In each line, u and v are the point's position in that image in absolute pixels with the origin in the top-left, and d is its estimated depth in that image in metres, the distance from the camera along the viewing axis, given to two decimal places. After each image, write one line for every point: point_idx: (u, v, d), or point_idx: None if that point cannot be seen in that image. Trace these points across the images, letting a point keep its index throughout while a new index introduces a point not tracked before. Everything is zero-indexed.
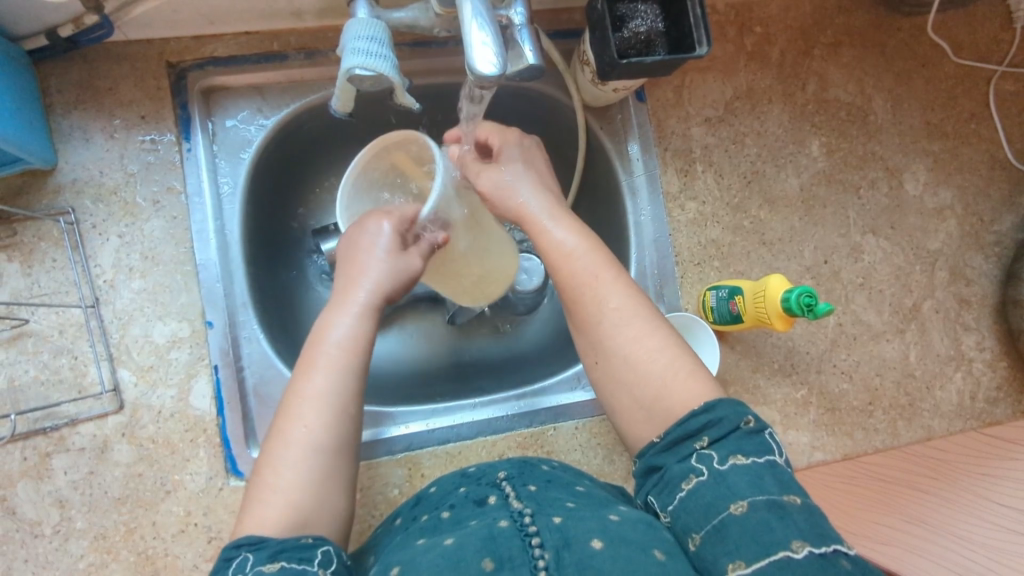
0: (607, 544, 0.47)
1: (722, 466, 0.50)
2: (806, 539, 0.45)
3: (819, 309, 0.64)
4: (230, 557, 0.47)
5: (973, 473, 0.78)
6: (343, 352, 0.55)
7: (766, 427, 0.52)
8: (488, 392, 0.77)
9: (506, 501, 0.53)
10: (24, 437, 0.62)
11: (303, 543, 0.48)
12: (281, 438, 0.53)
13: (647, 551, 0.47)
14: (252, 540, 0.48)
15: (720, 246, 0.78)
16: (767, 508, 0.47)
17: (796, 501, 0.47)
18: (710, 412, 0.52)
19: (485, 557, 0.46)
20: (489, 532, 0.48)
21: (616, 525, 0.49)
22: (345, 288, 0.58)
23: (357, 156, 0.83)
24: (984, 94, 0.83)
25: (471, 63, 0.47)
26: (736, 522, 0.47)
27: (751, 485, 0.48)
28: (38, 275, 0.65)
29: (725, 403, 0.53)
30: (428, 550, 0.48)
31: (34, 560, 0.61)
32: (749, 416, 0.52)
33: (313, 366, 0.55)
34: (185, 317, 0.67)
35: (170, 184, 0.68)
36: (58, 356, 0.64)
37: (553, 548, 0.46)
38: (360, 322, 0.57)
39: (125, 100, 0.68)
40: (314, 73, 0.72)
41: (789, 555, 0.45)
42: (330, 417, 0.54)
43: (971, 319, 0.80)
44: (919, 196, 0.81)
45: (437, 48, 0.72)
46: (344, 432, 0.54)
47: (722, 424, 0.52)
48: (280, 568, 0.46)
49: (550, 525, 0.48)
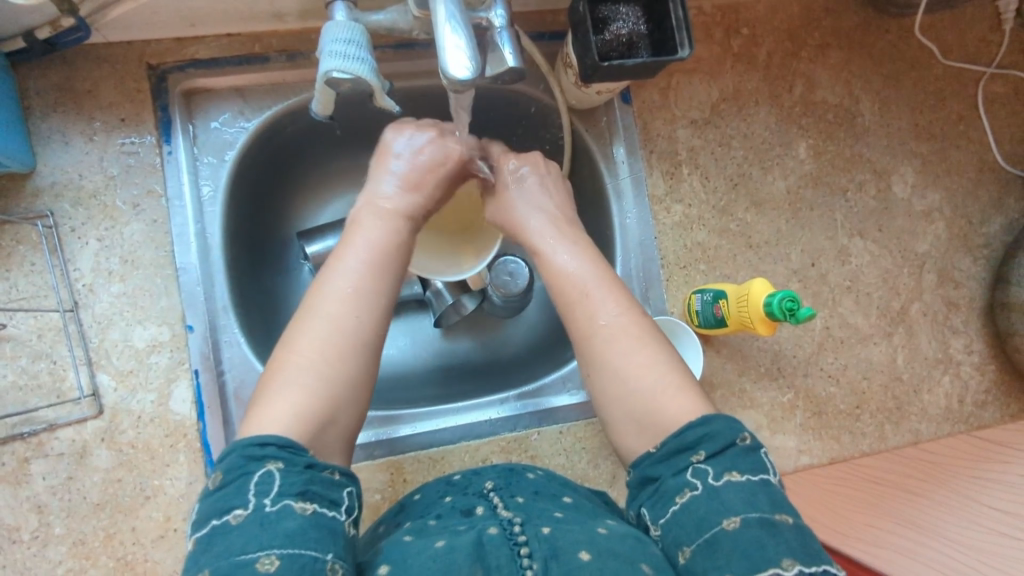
0: (595, 556, 0.46)
1: (717, 481, 0.49)
2: (796, 557, 0.45)
3: (801, 313, 0.64)
4: (255, 466, 0.46)
5: (965, 475, 0.78)
6: (376, 248, 0.59)
7: (761, 445, 0.52)
8: (473, 396, 0.76)
9: (493, 511, 0.53)
10: (2, 442, 0.62)
11: (330, 478, 0.48)
12: (306, 320, 0.54)
13: (632, 564, 0.47)
14: (283, 447, 0.47)
15: (706, 249, 0.77)
16: (759, 526, 0.47)
17: (788, 521, 0.47)
18: (705, 426, 0.52)
19: (475, 565, 0.45)
20: (477, 540, 0.48)
21: (604, 538, 0.49)
22: (375, 199, 0.62)
23: (341, 158, 0.83)
24: (972, 96, 0.82)
25: (444, 68, 0.46)
26: (727, 537, 0.47)
27: (744, 502, 0.48)
28: (17, 279, 0.64)
29: (721, 419, 0.52)
30: (420, 550, 0.48)
31: (12, 566, 0.60)
32: (744, 433, 0.52)
33: (345, 258, 0.58)
34: (165, 320, 0.66)
35: (150, 187, 0.68)
36: (36, 360, 0.64)
37: (541, 558, 0.46)
38: (393, 230, 0.60)
39: (104, 103, 0.67)
40: (296, 75, 0.71)
41: (779, 572, 0.44)
42: (360, 302, 0.55)
43: (959, 322, 0.79)
44: (907, 198, 0.81)
45: (420, 50, 0.72)
46: (358, 331, 0.54)
47: (717, 439, 0.51)
48: (313, 511, 0.45)
49: (538, 536, 0.48)
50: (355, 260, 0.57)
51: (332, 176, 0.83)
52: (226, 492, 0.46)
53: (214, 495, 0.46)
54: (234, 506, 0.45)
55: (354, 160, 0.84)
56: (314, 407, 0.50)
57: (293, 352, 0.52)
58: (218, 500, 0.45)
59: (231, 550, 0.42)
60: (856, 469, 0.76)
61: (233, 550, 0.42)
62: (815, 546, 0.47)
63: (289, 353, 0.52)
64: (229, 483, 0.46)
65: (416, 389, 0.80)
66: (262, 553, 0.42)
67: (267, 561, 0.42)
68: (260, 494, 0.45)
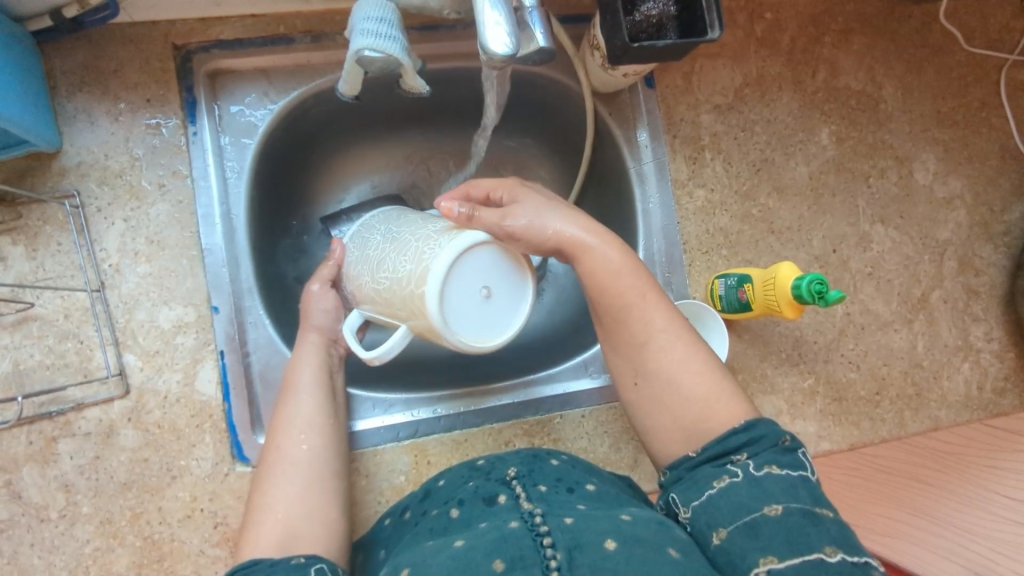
0: (621, 544, 0.46)
1: (758, 472, 0.50)
2: (839, 546, 0.46)
3: (830, 295, 0.64)
4: None
5: (980, 464, 0.76)
6: (318, 378, 0.63)
7: (802, 447, 0.53)
8: (494, 379, 0.77)
9: (517, 500, 0.52)
10: (30, 421, 0.62)
11: (295, 563, 0.50)
12: (270, 468, 0.59)
13: (661, 549, 0.47)
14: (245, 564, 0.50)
15: (728, 234, 0.77)
16: (800, 515, 0.47)
17: (829, 514, 0.48)
18: (748, 433, 0.53)
19: (496, 558, 0.45)
20: (501, 533, 0.47)
21: (630, 524, 0.49)
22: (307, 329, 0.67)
23: (361, 140, 0.83)
24: (995, 83, 0.82)
25: (483, 44, 0.48)
26: (768, 522, 0.47)
27: (785, 492, 0.49)
28: (43, 258, 0.64)
29: (762, 424, 0.54)
30: (440, 550, 0.47)
31: (41, 544, 0.61)
32: (786, 435, 0.53)
33: (292, 398, 0.62)
34: (191, 302, 0.66)
35: (175, 168, 0.67)
36: (63, 340, 0.64)
37: (566, 548, 0.45)
38: (323, 367, 0.64)
39: (130, 83, 0.67)
40: (321, 57, 0.71)
41: (822, 557, 0.45)
42: (307, 432, 0.61)
43: (979, 310, 0.80)
44: (928, 185, 0.81)
45: (446, 32, 0.71)
46: (328, 456, 0.60)
47: (759, 442, 0.53)
48: None
49: (561, 525, 0.47)
50: (301, 407, 0.61)
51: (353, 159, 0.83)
52: None
53: None
54: None
55: (373, 144, 0.84)
56: (310, 531, 0.56)
57: (270, 495, 0.57)
58: None
59: None
60: (865, 458, 0.76)
61: None
62: (856, 540, 0.47)
63: (266, 492, 0.57)
64: None
65: (439, 371, 0.80)
66: None
67: None
68: None
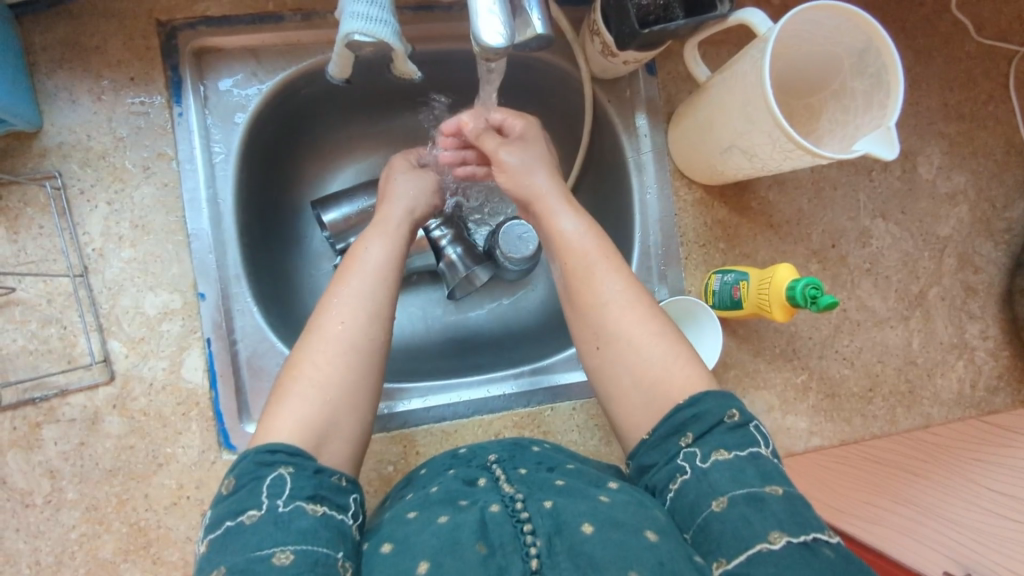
0: (597, 528, 0.46)
1: (705, 462, 0.50)
2: (784, 529, 0.45)
3: (823, 300, 0.62)
4: (265, 471, 0.48)
5: (965, 458, 0.73)
6: (367, 288, 0.58)
7: (752, 418, 0.52)
8: (487, 369, 0.76)
9: (496, 484, 0.52)
10: (13, 407, 0.61)
11: (337, 484, 0.50)
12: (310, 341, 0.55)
13: (638, 531, 0.46)
14: (291, 453, 0.49)
15: (726, 227, 0.75)
16: (743, 503, 0.47)
17: (776, 492, 0.47)
18: (694, 406, 0.52)
19: (478, 541, 0.45)
20: (481, 517, 0.47)
21: (606, 506, 0.48)
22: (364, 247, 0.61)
23: (354, 121, 0.81)
24: (1004, 75, 0.80)
25: (476, 33, 0.46)
26: (721, 520, 0.47)
27: (732, 479, 0.48)
28: (25, 242, 0.63)
29: (710, 397, 0.52)
30: (422, 527, 0.48)
31: (26, 530, 0.61)
32: (731, 410, 0.51)
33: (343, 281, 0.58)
34: (177, 287, 0.65)
35: (161, 150, 0.65)
36: (45, 326, 0.63)
37: (545, 535, 0.46)
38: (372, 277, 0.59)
39: (113, 61, 0.65)
40: (311, 36, 0.69)
41: (768, 546, 0.44)
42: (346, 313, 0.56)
43: (976, 308, 0.79)
44: (932, 179, 0.79)
45: (440, 13, 0.69)
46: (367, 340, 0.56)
47: (705, 417, 0.51)
48: (325, 512, 0.47)
49: (542, 511, 0.47)
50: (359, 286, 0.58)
51: (345, 140, 0.82)
52: (239, 496, 0.47)
53: (226, 497, 0.48)
54: (247, 507, 0.46)
55: (363, 125, 0.82)
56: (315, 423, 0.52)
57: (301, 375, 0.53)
58: (230, 501, 0.47)
59: (246, 546, 0.44)
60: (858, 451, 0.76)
61: (248, 546, 0.44)
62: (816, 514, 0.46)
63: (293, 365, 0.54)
64: (241, 488, 0.48)
65: (433, 359, 0.80)
66: (276, 548, 0.44)
67: (282, 555, 0.44)
68: (273, 496, 0.46)
